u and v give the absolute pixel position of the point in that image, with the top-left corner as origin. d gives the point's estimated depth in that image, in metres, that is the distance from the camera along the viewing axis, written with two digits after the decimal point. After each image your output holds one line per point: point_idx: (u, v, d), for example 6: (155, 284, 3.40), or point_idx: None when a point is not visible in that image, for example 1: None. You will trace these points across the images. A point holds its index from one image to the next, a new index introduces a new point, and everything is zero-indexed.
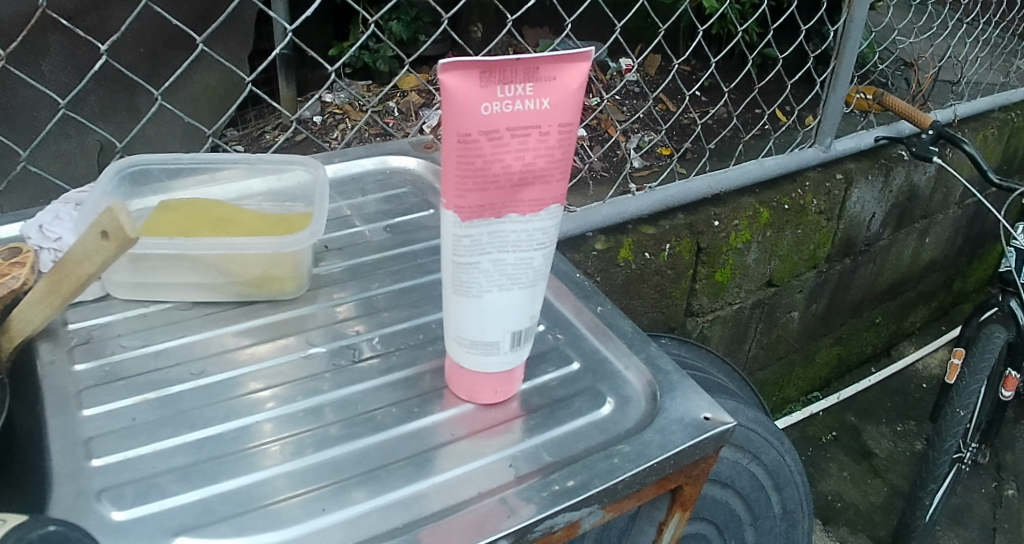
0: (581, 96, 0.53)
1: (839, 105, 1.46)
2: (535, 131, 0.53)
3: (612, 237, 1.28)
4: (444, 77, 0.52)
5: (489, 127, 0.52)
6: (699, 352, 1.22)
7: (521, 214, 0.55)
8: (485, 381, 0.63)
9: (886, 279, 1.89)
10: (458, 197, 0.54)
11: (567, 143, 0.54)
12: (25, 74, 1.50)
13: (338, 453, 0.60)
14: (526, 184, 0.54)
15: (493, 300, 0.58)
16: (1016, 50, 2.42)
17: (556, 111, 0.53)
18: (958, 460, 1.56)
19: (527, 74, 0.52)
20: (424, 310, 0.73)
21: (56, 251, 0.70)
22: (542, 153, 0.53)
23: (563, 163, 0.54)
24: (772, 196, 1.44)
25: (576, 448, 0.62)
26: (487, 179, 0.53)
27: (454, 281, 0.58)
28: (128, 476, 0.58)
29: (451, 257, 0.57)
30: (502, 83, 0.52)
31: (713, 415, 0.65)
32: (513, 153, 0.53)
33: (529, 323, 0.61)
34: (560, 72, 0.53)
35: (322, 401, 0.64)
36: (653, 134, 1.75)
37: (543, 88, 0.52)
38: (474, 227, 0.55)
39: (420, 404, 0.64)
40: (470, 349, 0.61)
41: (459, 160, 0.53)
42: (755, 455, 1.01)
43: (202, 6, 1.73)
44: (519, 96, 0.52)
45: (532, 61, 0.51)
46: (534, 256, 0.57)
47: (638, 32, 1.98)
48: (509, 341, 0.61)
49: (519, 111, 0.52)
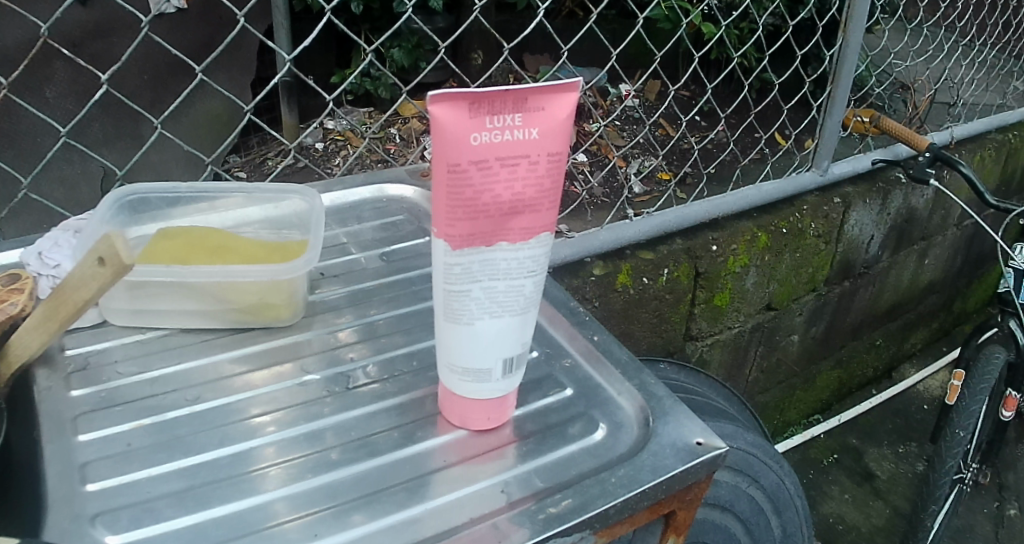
0: (570, 125, 0.54)
1: (836, 129, 1.47)
2: (524, 160, 0.53)
3: (610, 262, 1.29)
4: (433, 108, 0.52)
5: (479, 157, 0.53)
6: (698, 377, 1.22)
7: (511, 243, 0.56)
8: (477, 407, 0.63)
9: (886, 301, 1.90)
10: (448, 226, 0.55)
11: (556, 172, 0.55)
12: (30, 100, 1.52)
13: (337, 477, 0.61)
14: (516, 213, 0.55)
15: (485, 327, 0.59)
16: (1012, 72, 2.43)
17: (544, 140, 0.54)
18: (959, 481, 1.55)
19: (516, 105, 0.53)
20: (420, 336, 0.73)
21: (55, 278, 0.71)
22: (532, 182, 0.54)
23: (552, 192, 0.55)
24: (770, 220, 1.44)
25: (568, 474, 0.62)
26: (477, 209, 0.54)
27: (447, 309, 0.59)
28: (124, 500, 0.58)
29: (441, 285, 0.58)
30: (491, 113, 0.52)
31: (706, 440, 0.66)
32: (503, 183, 0.54)
33: (520, 349, 0.61)
34: (548, 102, 0.53)
35: (321, 425, 0.64)
36: (652, 159, 1.77)
37: (531, 118, 0.53)
38: (465, 255, 0.56)
39: (417, 429, 0.64)
40: (463, 376, 0.61)
41: (449, 190, 0.54)
42: (754, 478, 1.02)
43: (205, 33, 1.75)
44: (507, 126, 0.53)
45: (521, 92, 0.52)
46: (525, 283, 0.58)
47: (637, 57, 2.00)
48: (500, 368, 0.61)
49: (508, 139, 0.53)
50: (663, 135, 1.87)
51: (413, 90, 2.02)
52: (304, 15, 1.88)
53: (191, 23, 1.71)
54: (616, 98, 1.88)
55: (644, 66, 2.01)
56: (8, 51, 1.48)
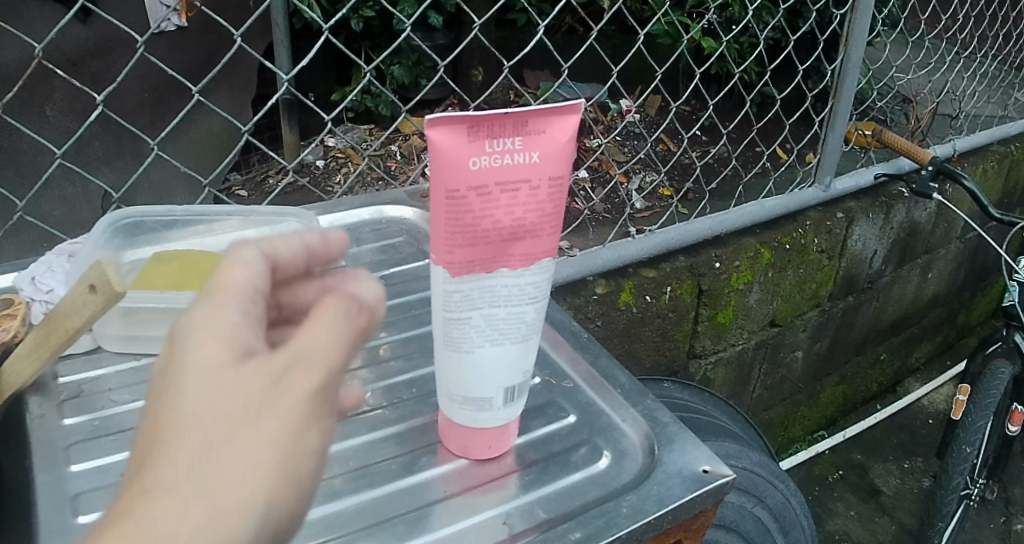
0: (571, 148, 0.53)
1: (838, 145, 1.46)
2: (525, 185, 0.52)
3: (612, 281, 1.28)
4: (429, 132, 0.51)
5: (478, 183, 0.52)
6: (703, 396, 1.21)
7: (512, 269, 0.54)
8: (479, 436, 0.62)
9: (890, 315, 1.88)
10: (448, 253, 0.54)
11: (558, 197, 0.54)
12: (30, 120, 1.51)
13: (340, 508, 0.59)
14: (517, 239, 0.53)
15: (483, 357, 0.57)
16: (1013, 84, 2.42)
17: (546, 164, 0.53)
18: (966, 498, 1.53)
19: (516, 128, 0.52)
20: (420, 362, 0.72)
21: (47, 303, 0.69)
22: (532, 208, 0.53)
23: (554, 217, 0.54)
24: (773, 237, 1.43)
25: (571, 505, 0.61)
26: (476, 235, 0.53)
27: (448, 336, 0.58)
28: None
29: (439, 308, 0.57)
30: (490, 137, 0.51)
31: (713, 468, 0.64)
32: (503, 209, 0.52)
33: (523, 378, 0.60)
34: (548, 125, 0.52)
35: (326, 452, 0.63)
36: (653, 175, 1.76)
37: (531, 141, 0.52)
38: (465, 282, 0.55)
39: (417, 458, 0.63)
40: (464, 406, 0.60)
41: (448, 215, 0.53)
42: (760, 498, 1.00)
43: (205, 52, 1.73)
44: (507, 150, 0.52)
45: (520, 115, 0.51)
46: (526, 310, 0.57)
47: (638, 72, 1.99)
48: (502, 397, 0.60)
49: (508, 162, 0.52)
50: (664, 150, 1.86)
51: (414, 106, 2.02)
52: (304, 32, 1.87)
53: (191, 42, 1.70)
54: (617, 113, 1.88)
55: (645, 81, 2.00)
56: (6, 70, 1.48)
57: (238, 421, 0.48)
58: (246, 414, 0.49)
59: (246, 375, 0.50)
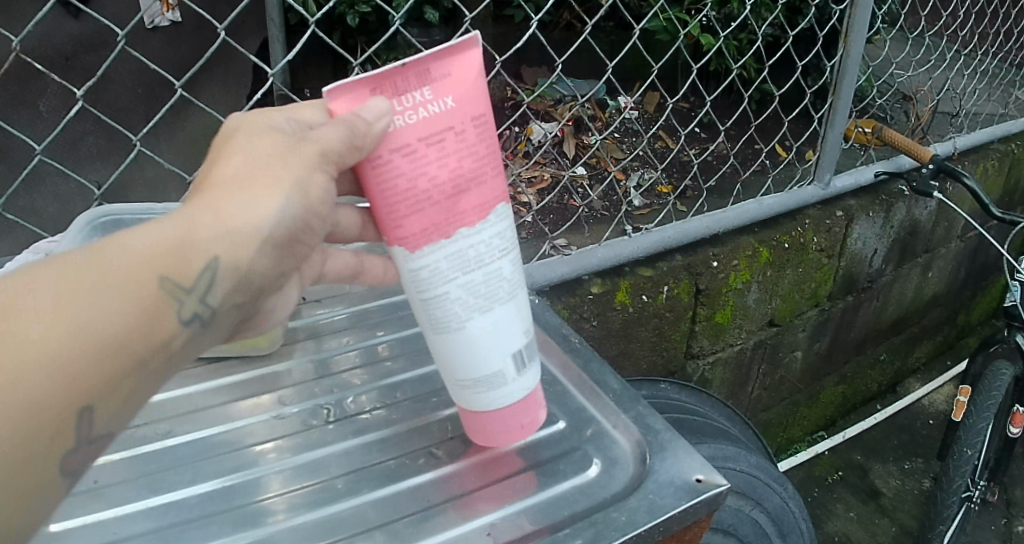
0: (476, 86, 0.60)
1: (837, 142, 1.44)
2: (447, 132, 0.59)
3: (608, 280, 1.25)
4: (335, 100, 0.58)
5: (400, 143, 0.58)
6: (700, 397, 1.18)
7: (470, 225, 0.61)
8: (503, 418, 0.66)
9: (890, 314, 1.86)
10: (400, 228, 0.60)
11: (482, 133, 0.61)
12: (22, 116, 1.49)
13: (331, 512, 0.63)
14: (461, 190, 0.60)
15: (474, 327, 0.62)
16: (1014, 81, 2.40)
17: (458, 106, 0.60)
18: (968, 500, 1.51)
19: (420, 80, 0.58)
20: (395, 370, 0.76)
21: None
22: (463, 150, 0.60)
23: (486, 155, 0.61)
24: (772, 235, 1.41)
25: (560, 514, 0.62)
26: (418, 198, 0.59)
27: (433, 322, 0.62)
28: (119, 534, 0.60)
29: (415, 294, 0.62)
30: (398, 94, 0.58)
31: (706, 476, 0.65)
32: (435, 161, 0.59)
33: (524, 339, 0.65)
34: (449, 68, 0.59)
35: (323, 454, 0.67)
36: (652, 171, 1.73)
37: (439, 87, 0.59)
38: (429, 253, 0.60)
39: (399, 463, 0.67)
40: (475, 389, 0.64)
41: (385, 183, 0.59)
42: (758, 501, 0.98)
43: (198, 47, 1.71)
44: (418, 102, 0.58)
45: (418, 65, 0.58)
46: (499, 266, 0.62)
47: (635, 69, 1.97)
48: (512, 366, 0.65)
49: (424, 114, 0.59)
50: (662, 147, 1.83)
51: None
52: (298, 28, 1.85)
53: (185, 37, 1.68)
54: (615, 110, 1.85)
55: (643, 77, 1.98)
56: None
57: (182, 241, 0.54)
58: (193, 235, 0.55)
59: (222, 215, 0.55)
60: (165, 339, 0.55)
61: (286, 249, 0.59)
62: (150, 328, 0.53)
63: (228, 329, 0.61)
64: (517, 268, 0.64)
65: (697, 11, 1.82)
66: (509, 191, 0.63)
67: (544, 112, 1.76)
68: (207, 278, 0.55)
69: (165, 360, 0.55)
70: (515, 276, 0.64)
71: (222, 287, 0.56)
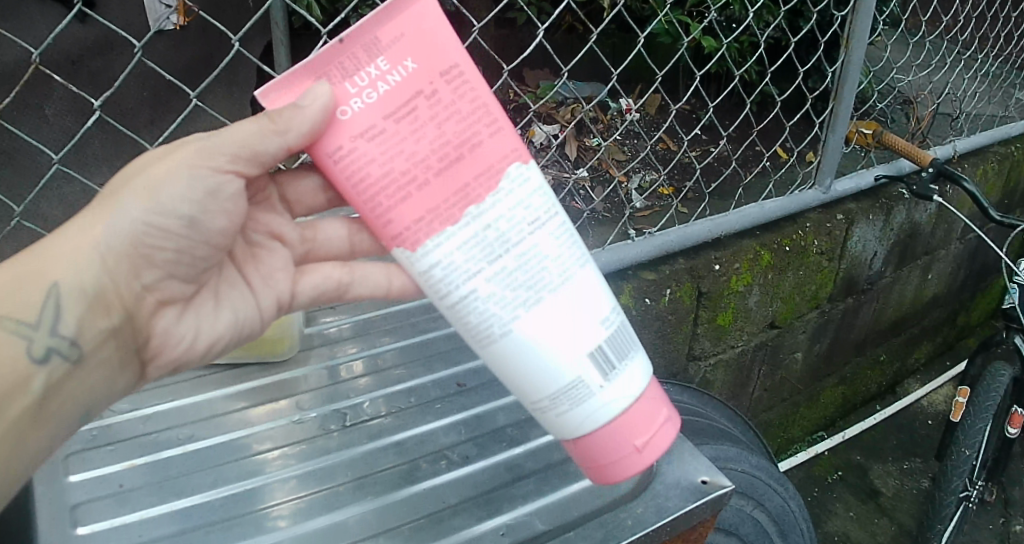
0: (432, 41, 0.64)
1: (838, 146, 1.46)
2: (415, 98, 0.63)
3: (611, 283, 1.28)
4: (278, 100, 0.65)
5: (368, 122, 0.63)
6: (702, 398, 1.20)
7: (478, 201, 0.64)
8: (602, 438, 0.68)
9: (890, 316, 1.88)
10: (399, 225, 0.65)
11: (453, 87, 0.64)
12: (31, 120, 1.49)
13: (336, 517, 0.70)
14: (450, 159, 0.64)
15: (526, 326, 0.65)
16: (1015, 83, 2.42)
17: (418, 66, 0.63)
18: (966, 500, 1.53)
19: (370, 55, 0.63)
20: (406, 377, 0.84)
21: None
22: (436, 114, 0.64)
23: (467, 114, 0.64)
24: (773, 238, 1.44)
25: (571, 515, 0.71)
26: (404, 181, 0.64)
27: (478, 333, 0.66)
28: (153, 535, 0.68)
29: (446, 304, 0.66)
30: (352, 75, 0.63)
31: (711, 478, 0.74)
32: (410, 133, 0.63)
33: (597, 335, 0.67)
34: (398, 28, 0.63)
35: (333, 461, 0.75)
36: (653, 174, 1.75)
37: (390, 55, 0.63)
38: (440, 245, 0.64)
39: (415, 468, 0.75)
40: (559, 408, 0.67)
41: (366, 173, 0.64)
42: (759, 501, 1.00)
43: (205, 51, 1.71)
44: (375, 76, 0.63)
45: (359, 40, 0.63)
46: (533, 244, 0.65)
47: (637, 72, 1.99)
48: (588, 374, 0.67)
49: (383, 86, 0.63)
50: (664, 149, 1.83)
51: None
52: (304, 31, 1.87)
53: (191, 41, 1.68)
54: (617, 112, 1.85)
55: (644, 80, 2.00)
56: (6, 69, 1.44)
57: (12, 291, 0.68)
58: (21, 284, 0.68)
59: (47, 263, 0.68)
60: (24, 373, 0.67)
61: (139, 264, 0.69)
62: (1, 369, 0.67)
63: (115, 365, 0.70)
64: (557, 239, 0.66)
65: (700, 14, 1.84)
66: (508, 147, 0.65)
67: (546, 115, 1.77)
68: (52, 311, 0.67)
69: (23, 398, 0.67)
70: (556, 252, 0.66)
71: (67, 316, 0.68)
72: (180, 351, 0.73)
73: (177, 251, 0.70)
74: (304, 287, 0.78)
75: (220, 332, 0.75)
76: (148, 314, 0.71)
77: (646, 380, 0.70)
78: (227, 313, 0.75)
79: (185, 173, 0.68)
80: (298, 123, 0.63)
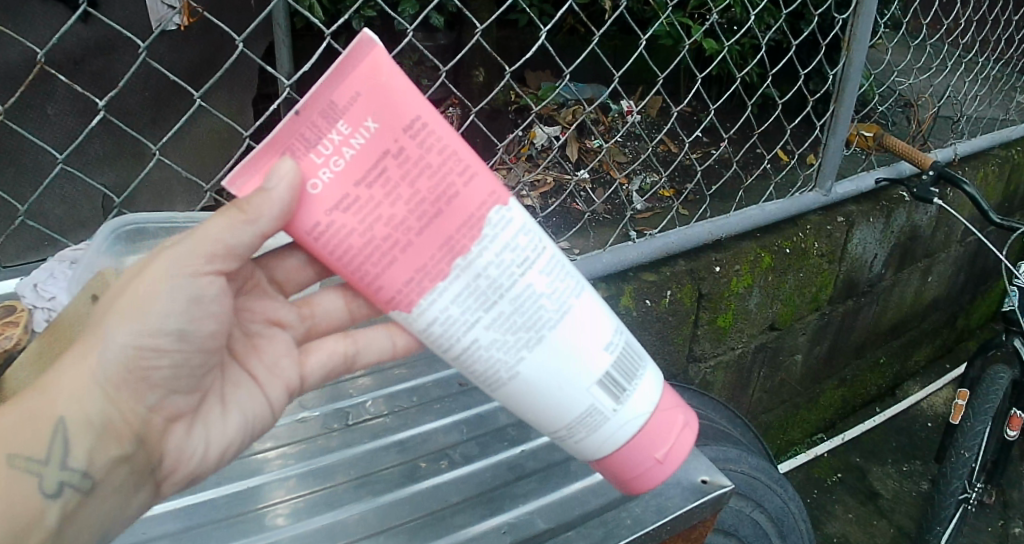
0: (391, 95, 0.63)
1: (838, 149, 1.47)
2: (383, 156, 0.63)
3: (612, 284, 1.28)
4: (243, 180, 0.64)
5: (341, 190, 0.63)
6: (702, 399, 1.21)
7: (464, 252, 0.64)
8: (625, 459, 0.71)
9: (890, 318, 1.89)
10: (387, 291, 0.65)
11: (421, 137, 0.63)
12: (32, 119, 1.49)
13: (336, 515, 0.71)
14: (429, 212, 0.63)
15: (533, 366, 0.66)
16: (1015, 87, 2.43)
17: (381, 124, 0.63)
18: (965, 502, 1.53)
19: (330, 119, 0.63)
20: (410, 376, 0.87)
21: (49, 310, 0.81)
22: (408, 169, 0.63)
23: (441, 163, 0.64)
24: (774, 240, 1.44)
25: (572, 514, 0.73)
26: (384, 246, 0.64)
27: (488, 380, 0.67)
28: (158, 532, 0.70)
29: (449, 356, 0.67)
30: (315, 144, 0.63)
31: (710, 477, 0.76)
32: (383, 195, 0.63)
33: (608, 363, 0.69)
34: (352, 86, 0.62)
35: (334, 460, 0.76)
36: (654, 176, 1.76)
37: (349, 117, 0.62)
38: (430, 304, 0.65)
39: (416, 467, 0.76)
40: (576, 435, 0.70)
41: (345, 243, 0.64)
42: (759, 502, 1.01)
43: (207, 52, 1.71)
44: (339, 140, 0.63)
45: (313, 107, 0.62)
46: (526, 284, 0.65)
47: (638, 74, 1.99)
48: (600, 401, 0.69)
49: (348, 150, 0.63)
50: (666, 151, 1.85)
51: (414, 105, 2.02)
52: (306, 33, 1.87)
53: (191, 41, 1.68)
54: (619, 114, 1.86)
55: (645, 82, 2.00)
56: (9, 68, 1.44)
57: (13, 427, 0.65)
58: (21, 420, 0.65)
59: (46, 394, 0.65)
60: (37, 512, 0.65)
61: (140, 385, 0.67)
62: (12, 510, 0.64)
63: (128, 490, 0.68)
64: (550, 273, 0.66)
65: (702, 17, 1.84)
66: (487, 191, 0.65)
67: (548, 116, 1.78)
68: (59, 447, 0.65)
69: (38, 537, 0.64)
70: (552, 287, 0.66)
71: (75, 449, 0.66)
72: (194, 464, 0.71)
73: (174, 365, 0.67)
74: (311, 368, 0.77)
75: (230, 436, 0.73)
76: (158, 433, 0.69)
77: (660, 389, 0.72)
78: (236, 417, 0.73)
79: (169, 284, 0.66)
80: (269, 208, 0.63)
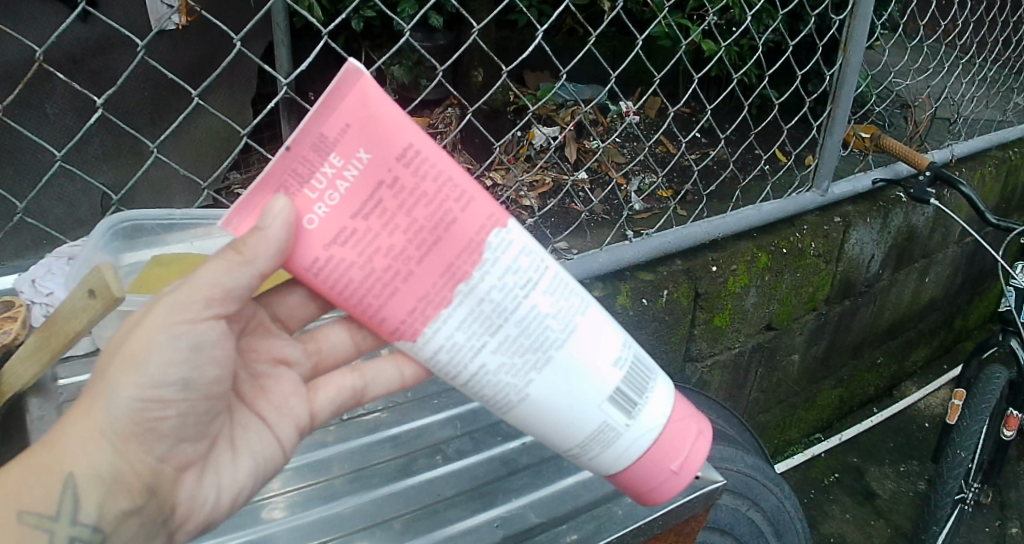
0: (381, 125, 0.62)
1: (835, 149, 1.48)
2: (378, 188, 0.63)
3: (610, 284, 1.29)
4: (238, 218, 0.64)
5: (338, 223, 0.63)
6: (700, 398, 1.21)
7: (467, 279, 0.64)
8: (643, 473, 0.72)
9: (887, 319, 1.89)
10: (391, 323, 0.65)
11: (415, 166, 0.63)
12: (31, 117, 1.49)
13: (333, 509, 0.74)
14: (429, 241, 0.64)
15: (544, 389, 0.67)
16: (1013, 88, 2.43)
17: (373, 154, 0.62)
18: (962, 502, 1.53)
19: (320, 154, 0.62)
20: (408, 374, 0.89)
21: (46, 305, 0.82)
22: (404, 200, 0.63)
23: (436, 192, 0.64)
24: (770, 240, 1.45)
25: (562, 509, 0.75)
26: (386, 277, 0.64)
27: (500, 404, 0.68)
28: None
29: (460, 382, 0.67)
30: (308, 179, 0.63)
31: (705, 474, 0.77)
32: (381, 227, 0.63)
33: (618, 379, 0.69)
34: (340, 118, 0.62)
35: (330, 454, 0.79)
36: (653, 176, 1.76)
37: (341, 149, 0.62)
38: (437, 333, 0.65)
39: (408, 463, 0.78)
40: (591, 452, 0.71)
41: (347, 277, 0.64)
42: (755, 501, 1.02)
43: (206, 51, 1.72)
44: (332, 174, 0.63)
45: (303, 142, 0.62)
46: (531, 307, 0.66)
47: (637, 75, 2.00)
48: (611, 418, 0.70)
49: (342, 183, 0.63)
50: (664, 152, 1.85)
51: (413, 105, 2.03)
52: (305, 33, 1.88)
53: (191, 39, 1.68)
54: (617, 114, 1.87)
55: (643, 83, 2.01)
56: (8, 67, 1.44)
57: (24, 477, 0.65)
58: (31, 470, 0.65)
59: (54, 445, 0.65)
60: None
61: (149, 437, 0.66)
62: None
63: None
64: (552, 293, 0.66)
65: (700, 18, 1.85)
66: (485, 216, 0.65)
67: (546, 117, 1.78)
68: (70, 505, 0.65)
69: None
70: (556, 306, 0.67)
71: (84, 504, 0.65)
72: (206, 513, 0.69)
73: (180, 414, 0.66)
74: (322, 405, 0.76)
75: (243, 480, 0.71)
76: (170, 482, 0.67)
77: (672, 397, 0.73)
78: (248, 459, 0.72)
79: (168, 331, 0.65)
80: (266, 247, 0.62)
